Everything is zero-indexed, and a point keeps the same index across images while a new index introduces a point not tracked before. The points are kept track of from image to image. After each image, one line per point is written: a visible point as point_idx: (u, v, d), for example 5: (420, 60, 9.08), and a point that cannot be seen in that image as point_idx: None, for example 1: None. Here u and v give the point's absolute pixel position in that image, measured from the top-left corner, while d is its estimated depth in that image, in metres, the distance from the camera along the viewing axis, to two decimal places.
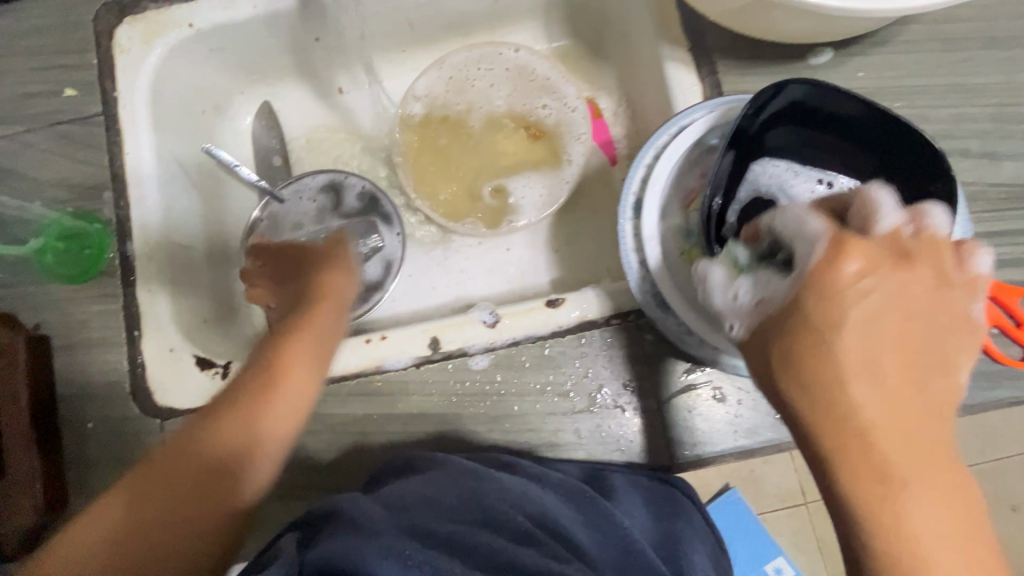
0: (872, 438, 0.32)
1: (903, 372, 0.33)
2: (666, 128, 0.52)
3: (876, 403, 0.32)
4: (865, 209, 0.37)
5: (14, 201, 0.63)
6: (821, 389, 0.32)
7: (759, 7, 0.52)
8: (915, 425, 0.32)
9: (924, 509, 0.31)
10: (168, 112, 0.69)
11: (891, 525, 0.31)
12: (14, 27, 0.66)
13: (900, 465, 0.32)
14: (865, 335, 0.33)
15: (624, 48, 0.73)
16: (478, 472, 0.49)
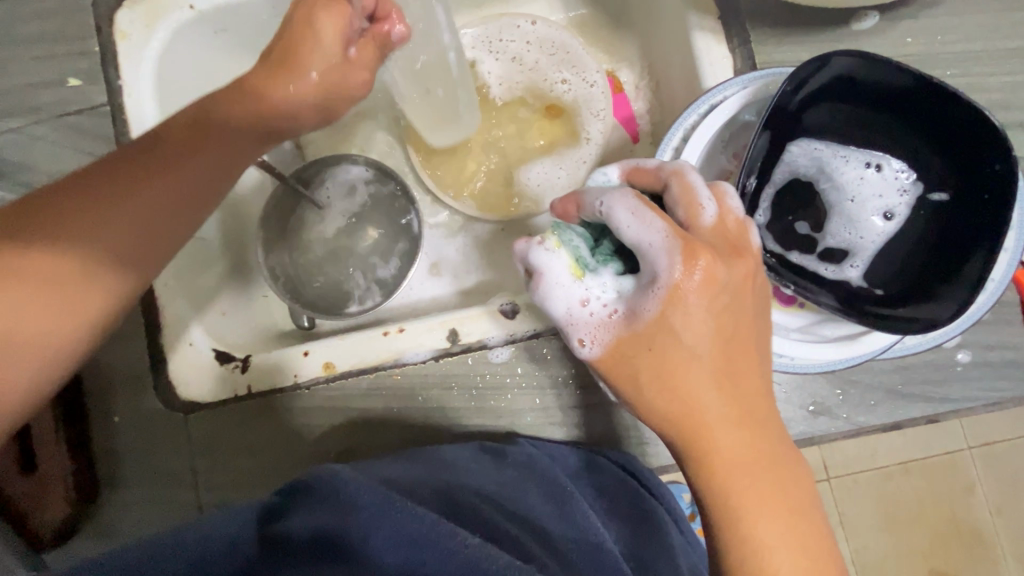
0: (713, 439, 0.37)
1: (731, 376, 0.38)
2: (697, 107, 0.48)
3: (720, 404, 0.37)
4: (687, 199, 0.40)
5: (26, 195, 0.62)
6: (673, 387, 0.37)
7: None
8: (746, 425, 0.37)
9: (755, 498, 0.36)
10: (175, 98, 0.67)
11: (723, 510, 0.36)
12: (13, 13, 0.64)
13: (735, 461, 0.37)
14: (707, 347, 0.38)
15: (648, 15, 0.68)
16: (452, 462, 0.51)
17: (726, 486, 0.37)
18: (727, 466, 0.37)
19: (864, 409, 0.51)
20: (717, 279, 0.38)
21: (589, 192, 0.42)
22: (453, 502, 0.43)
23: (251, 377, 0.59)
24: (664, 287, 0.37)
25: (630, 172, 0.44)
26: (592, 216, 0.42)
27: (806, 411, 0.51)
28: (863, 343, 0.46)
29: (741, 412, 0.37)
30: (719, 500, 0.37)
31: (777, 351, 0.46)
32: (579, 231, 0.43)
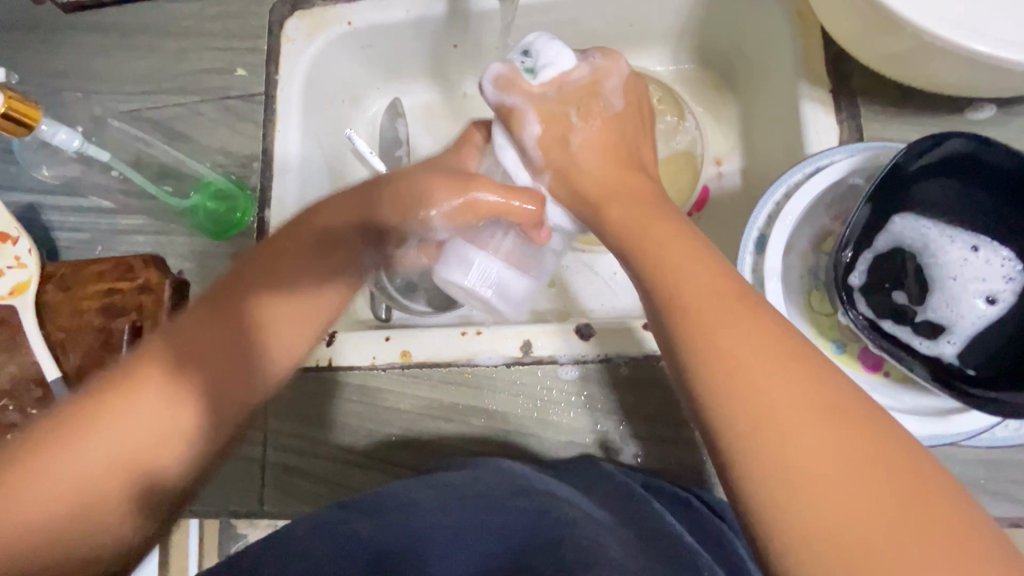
0: (765, 449, 0.30)
1: (790, 377, 0.31)
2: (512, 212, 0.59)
3: (733, 353, 0.33)
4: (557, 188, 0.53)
5: (180, 159, 0.72)
6: (718, 392, 0.32)
7: (913, 53, 0.50)
8: (818, 426, 0.30)
9: (821, 463, 0.29)
10: (316, 99, 0.76)
11: (788, 477, 0.29)
12: (204, 11, 0.75)
13: (811, 479, 0.29)
14: (689, 301, 0.36)
15: (755, 84, 0.72)
16: (518, 476, 0.52)
17: (778, 431, 0.30)
18: (792, 427, 0.30)
19: None
20: (659, 224, 0.41)
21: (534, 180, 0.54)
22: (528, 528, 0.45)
23: (334, 351, 0.64)
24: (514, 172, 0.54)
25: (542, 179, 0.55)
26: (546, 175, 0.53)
27: None
28: (956, 423, 0.44)
29: (757, 353, 0.32)
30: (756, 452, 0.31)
31: None
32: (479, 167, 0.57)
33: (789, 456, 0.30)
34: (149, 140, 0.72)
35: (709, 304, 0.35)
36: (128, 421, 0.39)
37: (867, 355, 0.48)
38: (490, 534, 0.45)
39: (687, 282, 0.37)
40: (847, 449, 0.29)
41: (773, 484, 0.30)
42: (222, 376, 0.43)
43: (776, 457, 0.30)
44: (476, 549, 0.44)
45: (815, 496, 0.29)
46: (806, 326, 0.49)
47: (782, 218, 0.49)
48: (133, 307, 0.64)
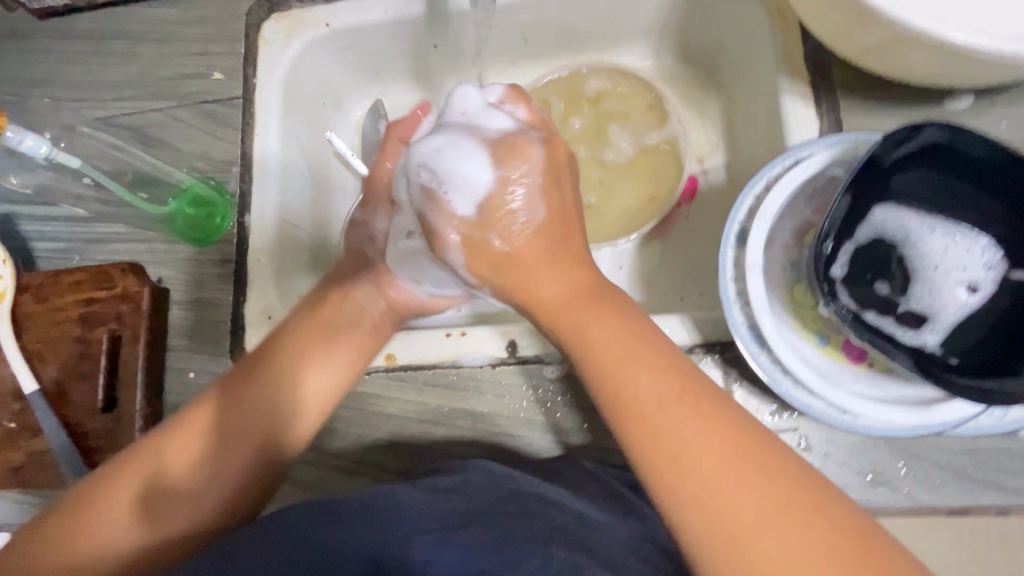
0: (679, 469, 0.36)
1: (700, 407, 0.37)
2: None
3: (642, 423, 0.37)
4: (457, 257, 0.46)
5: (158, 166, 0.71)
6: (641, 417, 0.37)
7: (892, 44, 0.50)
8: (727, 448, 0.35)
9: (724, 478, 0.35)
10: (296, 102, 0.75)
11: (697, 493, 0.35)
12: (180, 15, 0.74)
13: (715, 493, 0.35)
14: (609, 370, 0.39)
15: (736, 79, 0.72)
16: (505, 476, 0.52)
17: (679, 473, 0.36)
18: (702, 451, 0.36)
19: (927, 487, 0.49)
20: (591, 307, 0.42)
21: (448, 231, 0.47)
22: (520, 526, 0.45)
23: None
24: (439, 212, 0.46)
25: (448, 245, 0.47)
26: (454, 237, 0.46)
27: (863, 478, 0.50)
28: (940, 412, 0.43)
29: (674, 385, 0.38)
30: (671, 472, 0.36)
31: (842, 404, 0.45)
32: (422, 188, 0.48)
33: (699, 475, 0.35)
34: (126, 147, 0.71)
35: (631, 368, 0.39)
36: (182, 463, 0.48)
37: (851, 347, 0.47)
38: (477, 531, 0.44)
39: (611, 353, 0.40)
40: (745, 469, 0.35)
41: (684, 498, 0.35)
42: (247, 422, 0.51)
43: (683, 497, 0.35)
44: (463, 545, 0.42)
45: (717, 509, 0.34)
46: (790, 318, 0.49)
47: (763, 211, 0.48)
48: (111, 316, 0.63)
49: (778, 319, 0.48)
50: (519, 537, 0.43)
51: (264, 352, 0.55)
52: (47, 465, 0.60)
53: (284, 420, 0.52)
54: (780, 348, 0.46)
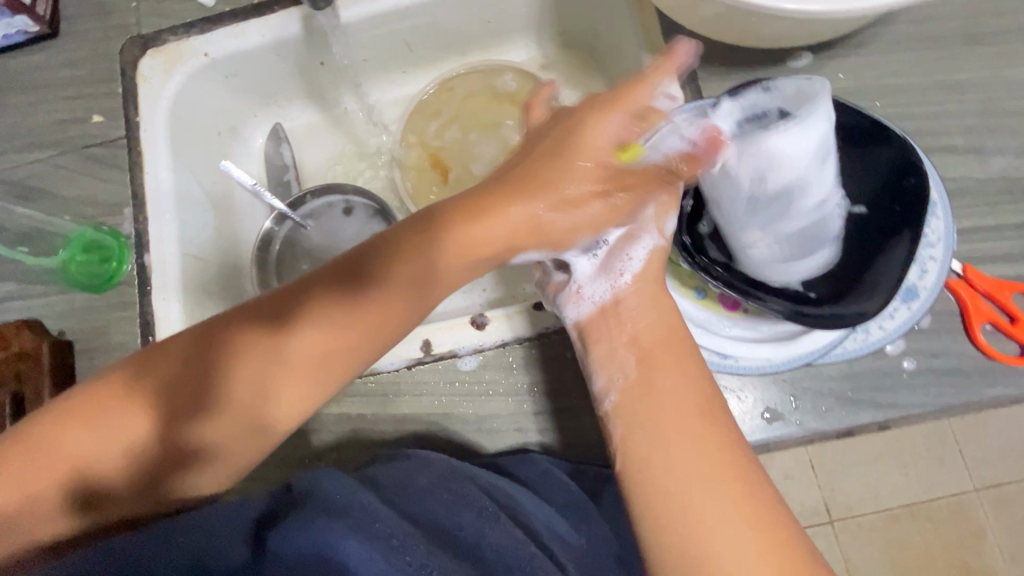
0: (654, 468, 0.43)
1: (690, 421, 0.44)
2: (755, 157, 0.43)
3: (667, 449, 0.43)
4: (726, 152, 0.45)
5: (45, 217, 0.69)
6: (634, 421, 0.45)
7: (728, 14, 0.54)
8: (699, 457, 0.42)
9: (692, 480, 0.41)
10: (185, 135, 0.74)
11: (665, 488, 0.42)
12: (49, 60, 0.72)
13: (683, 493, 0.41)
14: (659, 418, 0.44)
15: (614, 62, 0.76)
16: (461, 472, 0.50)
17: (676, 495, 0.41)
18: (678, 457, 0.42)
19: (817, 414, 0.53)
20: (664, 368, 0.46)
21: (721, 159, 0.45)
22: (465, 517, 0.43)
23: None
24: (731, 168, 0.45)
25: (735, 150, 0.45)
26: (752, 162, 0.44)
27: (761, 416, 0.53)
28: (804, 343, 0.48)
29: (671, 400, 0.44)
30: (646, 468, 0.43)
31: (718, 349, 0.49)
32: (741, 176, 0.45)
33: (665, 472, 0.42)
34: (9, 201, 0.69)
35: (686, 427, 0.43)
36: (117, 429, 0.39)
37: (725, 297, 0.51)
38: (422, 515, 0.42)
39: (673, 405, 0.44)
40: (713, 479, 0.41)
41: (656, 492, 0.42)
42: (223, 412, 0.42)
43: (650, 489, 0.42)
44: (412, 521, 0.40)
45: (678, 507, 0.41)
46: (669, 278, 0.52)
47: None
48: (8, 377, 0.60)
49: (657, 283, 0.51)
50: (453, 530, 0.42)
51: (237, 332, 0.42)
52: None
53: (273, 412, 0.43)
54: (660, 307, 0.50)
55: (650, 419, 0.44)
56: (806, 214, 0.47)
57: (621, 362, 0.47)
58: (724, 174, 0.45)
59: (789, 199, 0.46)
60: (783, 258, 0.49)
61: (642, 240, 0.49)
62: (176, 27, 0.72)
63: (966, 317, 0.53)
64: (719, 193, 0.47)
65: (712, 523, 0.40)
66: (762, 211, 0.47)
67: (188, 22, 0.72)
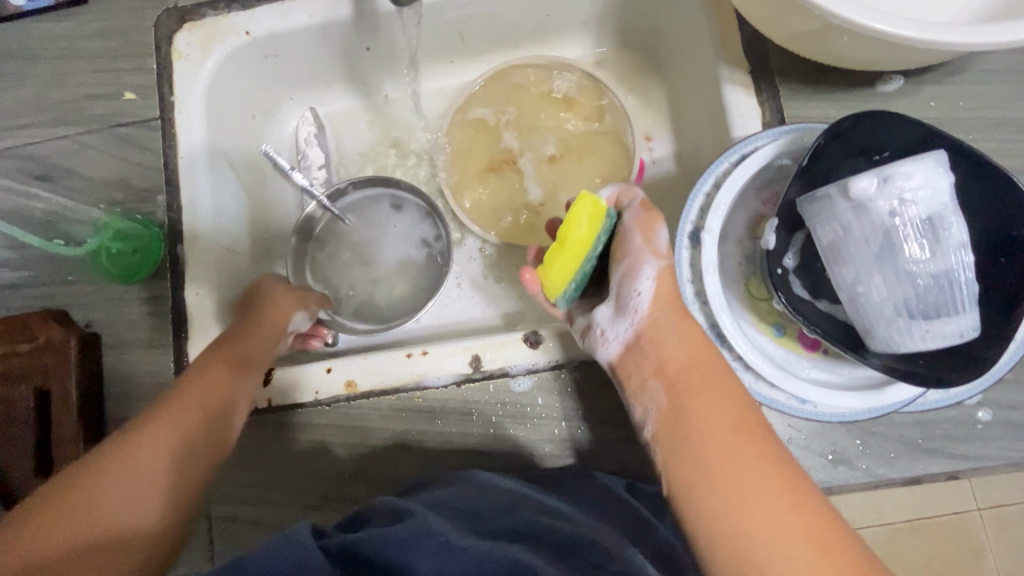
0: (703, 489, 0.39)
1: (735, 437, 0.40)
2: (893, 192, 0.39)
3: (715, 467, 0.40)
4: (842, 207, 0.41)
5: (71, 200, 0.65)
6: (676, 441, 0.42)
7: (826, 32, 0.50)
8: (750, 472, 0.39)
9: (745, 497, 0.38)
10: (221, 118, 0.70)
11: (717, 509, 0.38)
12: (77, 29, 0.67)
13: (737, 513, 0.37)
14: (696, 442, 0.41)
15: (678, 68, 0.72)
16: (519, 489, 0.49)
17: (732, 515, 0.38)
18: (730, 475, 0.39)
19: (883, 460, 0.51)
20: (705, 387, 0.43)
21: (838, 213, 0.41)
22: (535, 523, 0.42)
23: (271, 391, 0.59)
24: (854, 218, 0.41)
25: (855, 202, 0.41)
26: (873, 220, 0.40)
27: (825, 459, 0.51)
28: (892, 393, 0.45)
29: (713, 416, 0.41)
30: (696, 489, 0.40)
31: (798, 394, 0.46)
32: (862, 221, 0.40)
33: (718, 492, 0.39)
34: (34, 179, 0.65)
35: (724, 446, 0.40)
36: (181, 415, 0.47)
37: (805, 336, 0.48)
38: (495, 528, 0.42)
39: (706, 426, 0.41)
40: (770, 495, 0.38)
41: (709, 514, 0.38)
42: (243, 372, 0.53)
43: (702, 512, 0.39)
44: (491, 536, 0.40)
45: (736, 530, 0.37)
46: (746, 313, 0.49)
47: (713, 211, 0.48)
48: (34, 371, 0.57)
49: (736, 319, 0.48)
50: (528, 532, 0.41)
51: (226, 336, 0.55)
52: None
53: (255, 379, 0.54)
54: (741, 347, 0.47)
55: (690, 445, 0.41)
56: (942, 265, 0.39)
57: (652, 393, 0.45)
58: (856, 210, 0.40)
59: (922, 244, 0.39)
60: (916, 318, 0.40)
61: (644, 271, 0.46)
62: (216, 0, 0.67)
63: None
64: (843, 234, 0.41)
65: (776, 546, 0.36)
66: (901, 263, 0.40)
67: None
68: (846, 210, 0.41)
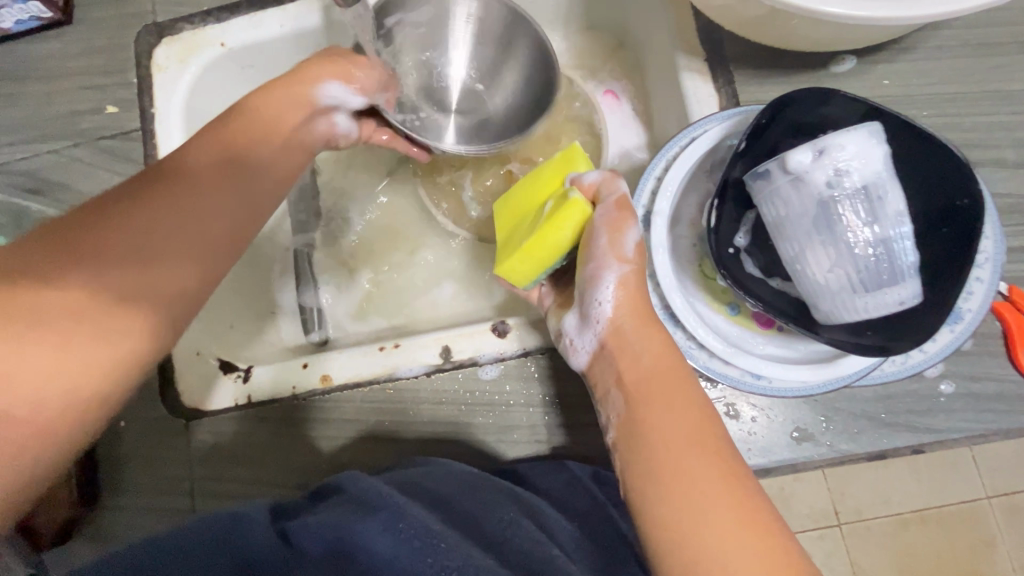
0: (656, 491, 0.39)
1: (693, 444, 0.40)
2: (828, 163, 0.40)
3: (671, 471, 0.39)
4: (779, 186, 0.42)
5: (59, 211, 0.67)
6: (634, 444, 0.42)
7: (770, 16, 0.52)
8: (705, 479, 0.38)
9: (696, 502, 0.38)
10: (202, 127, 0.72)
11: (668, 511, 0.38)
12: (62, 48, 0.70)
13: (689, 518, 0.37)
14: (657, 451, 0.40)
15: (644, 58, 0.73)
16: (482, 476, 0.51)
17: (684, 520, 0.38)
18: (685, 479, 0.39)
19: (848, 436, 0.52)
20: (667, 392, 0.43)
21: (780, 193, 0.42)
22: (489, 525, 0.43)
23: (251, 386, 0.61)
24: (797, 195, 0.41)
25: (792, 178, 0.41)
26: (812, 195, 0.41)
27: (789, 437, 0.52)
28: (843, 367, 0.46)
29: (673, 422, 0.41)
30: (654, 489, 0.39)
31: (751, 371, 0.47)
32: (802, 197, 0.41)
33: (674, 494, 0.38)
34: (24, 193, 0.68)
35: (682, 462, 0.39)
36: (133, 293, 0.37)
37: (759, 314, 0.48)
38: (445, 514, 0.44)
39: (665, 431, 0.41)
40: (722, 501, 0.38)
41: (664, 517, 0.38)
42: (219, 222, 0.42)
43: (656, 514, 0.39)
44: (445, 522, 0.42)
45: (688, 533, 0.37)
46: (701, 294, 0.49)
47: (662, 193, 0.49)
48: None
49: (689, 300, 0.49)
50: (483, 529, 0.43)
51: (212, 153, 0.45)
52: None
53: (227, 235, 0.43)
54: (690, 324, 0.48)
55: (649, 451, 0.41)
56: (880, 235, 0.40)
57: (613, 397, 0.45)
58: (794, 184, 0.41)
59: (860, 214, 0.40)
60: (858, 289, 0.41)
61: (606, 279, 0.46)
62: (193, 15, 0.70)
63: (1010, 340, 0.51)
64: (785, 209, 0.42)
65: (723, 551, 0.36)
66: (842, 235, 0.40)
67: (206, 10, 0.70)
68: (785, 189, 0.42)
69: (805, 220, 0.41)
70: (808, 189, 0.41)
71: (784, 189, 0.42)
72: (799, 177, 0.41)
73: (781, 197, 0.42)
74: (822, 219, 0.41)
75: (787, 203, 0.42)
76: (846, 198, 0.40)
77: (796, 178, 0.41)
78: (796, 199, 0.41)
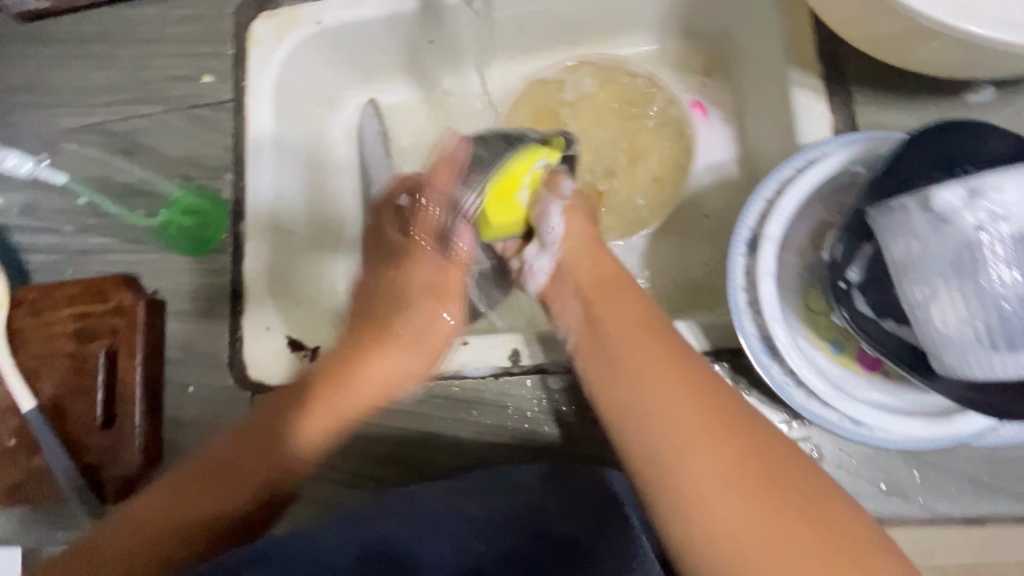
0: (675, 476, 0.39)
1: (692, 417, 0.41)
2: (980, 206, 0.37)
3: (677, 452, 0.40)
4: (917, 222, 0.38)
5: (148, 174, 0.69)
6: (638, 436, 0.42)
7: (908, 36, 0.48)
8: (711, 450, 0.39)
9: (711, 479, 0.38)
10: (289, 103, 0.73)
11: (688, 494, 0.38)
12: (164, 15, 0.72)
13: (699, 493, 0.38)
14: (660, 436, 0.41)
15: (744, 70, 0.70)
16: (540, 479, 0.49)
17: (700, 497, 0.38)
18: (688, 462, 0.39)
19: (943, 495, 0.48)
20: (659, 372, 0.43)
21: (917, 230, 0.38)
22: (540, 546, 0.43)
23: (317, 367, 0.62)
24: (937, 234, 0.38)
25: (935, 217, 0.38)
26: (957, 236, 0.37)
27: (877, 488, 0.48)
28: (958, 425, 0.42)
29: (667, 401, 0.42)
30: (665, 476, 0.39)
31: (854, 417, 0.44)
32: (943, 239, 0.38)
33: (684, 481, 0.39)
34: (116, 154, 0.70)
35: (688, 442, 0.40)
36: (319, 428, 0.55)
37: (865, 355, 0.46)
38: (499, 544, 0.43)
39: (660, 409, 0.42)
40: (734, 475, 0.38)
41: (682, 502, 0.38)
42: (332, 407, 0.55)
43: (674, 501, 0.39)
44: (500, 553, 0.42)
45: (708, 508, 0.38)
46: (803, 327, 0.46)
47: (774, 217, 0.46)
48: (105, 331, 0.60)
49: (791, 332, 0.46)
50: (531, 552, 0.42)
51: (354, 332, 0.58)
52: (46, 480, 0.58)
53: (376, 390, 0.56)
54: (792, 359, 0.45)
55: (650, 439, 0.41)
56: None
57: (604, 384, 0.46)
58: (936, 223, 0.38)
59: (1006, 264, 0.37)
60: (997, 346, 0.37)
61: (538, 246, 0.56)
62: None
63: None
64: (920, 247, 0.38)
65: (753, 527, 0.36)
66: (983, 283, 0.37)
67: None
68: (925, 226, 0.38)
69: (943, 261, 0.38)
70: (951, 230, 0.37)
71: (923, 225, 0.38)
72: (943, 217, 0.38)
73: (917, 235, 0.39)
74: (963, 264, 0.37)
75: (923, 242, 0.38)
76: (992, 243, 0.37)
77: (940, 217, 0.38)
78: (935, 239, 0.38)
